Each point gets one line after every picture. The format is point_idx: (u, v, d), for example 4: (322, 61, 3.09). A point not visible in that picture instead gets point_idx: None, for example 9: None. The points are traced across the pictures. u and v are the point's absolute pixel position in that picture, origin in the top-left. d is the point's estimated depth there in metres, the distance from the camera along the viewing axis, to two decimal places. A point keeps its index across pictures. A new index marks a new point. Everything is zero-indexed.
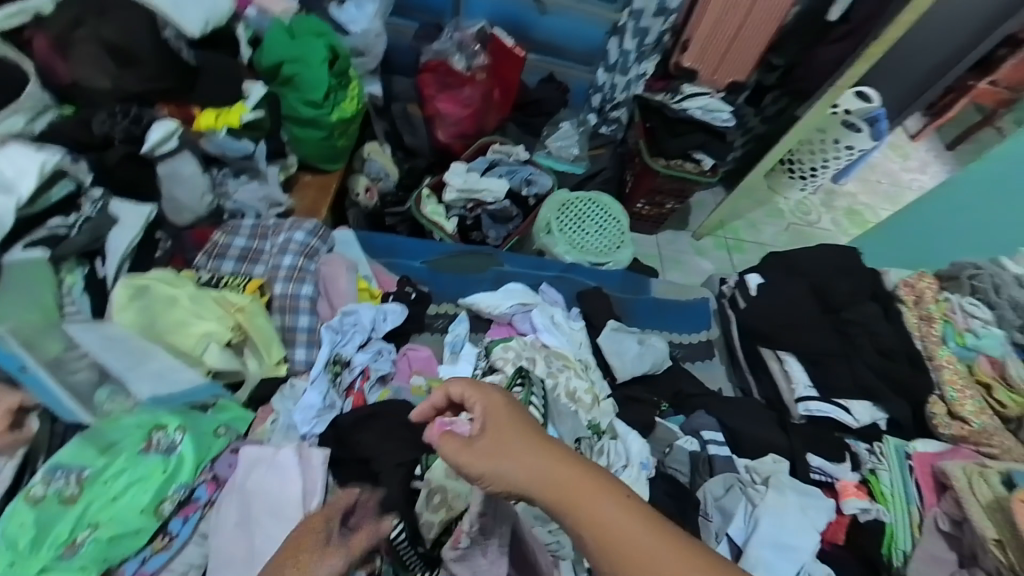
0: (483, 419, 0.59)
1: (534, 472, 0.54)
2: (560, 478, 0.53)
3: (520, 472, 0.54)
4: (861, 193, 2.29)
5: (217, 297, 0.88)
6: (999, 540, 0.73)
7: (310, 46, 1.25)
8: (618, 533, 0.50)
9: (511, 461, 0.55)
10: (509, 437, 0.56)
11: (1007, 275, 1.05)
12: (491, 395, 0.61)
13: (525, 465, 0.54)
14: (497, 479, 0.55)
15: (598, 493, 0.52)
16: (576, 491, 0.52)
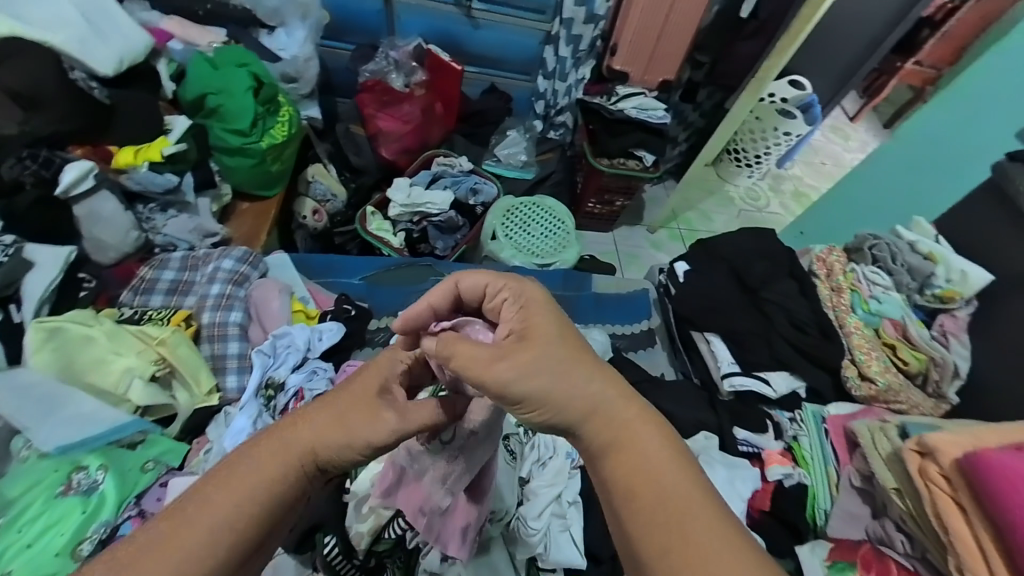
0: (519, 318, 0.54)
1: (579, 385, 0.50)
2: (611, 409, 0.51)
3: (557, 384, 0.49)
4: (807, 175, 2.44)
5: (137, 332, 0.88)
6: (898, 489, 0.78)
7: (233, 76, 1.26)
8: (646, 473, 0.48)
9: (552, 363, 0.50)
10: (547, 337, 0.51)
11: (902, 243, 1.14)
12: (531, 292, 0.56)
13: (572, 375, 0.50)
14: (533, 383, 0.49)
15: (640, 421, 0.51)
16: (617, 414, 0.51)
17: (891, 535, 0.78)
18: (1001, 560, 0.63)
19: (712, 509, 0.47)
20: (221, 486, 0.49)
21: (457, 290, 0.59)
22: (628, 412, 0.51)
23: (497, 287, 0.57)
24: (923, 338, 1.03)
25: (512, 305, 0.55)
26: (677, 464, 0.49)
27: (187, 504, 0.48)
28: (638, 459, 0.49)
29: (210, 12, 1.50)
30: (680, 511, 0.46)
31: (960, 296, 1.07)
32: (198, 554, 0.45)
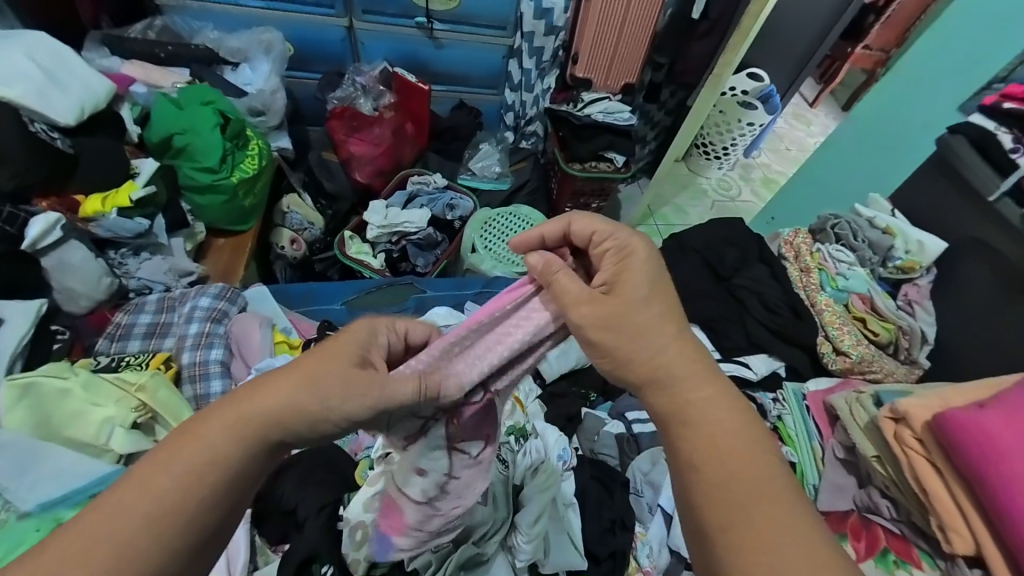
0: (621, 265, 0.57)
1: (658, 339, 0.54)
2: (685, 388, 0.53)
3: (636, 343, 0.54)
4: (774, 162, 2.52)
5: (114, 380, 0.86)
6: (878, 457, 0.81)
7: (197, 115, 1.27)
8: (716, 460, 0.50)
9: (639, 312, 0.54)
10: (635, 285, 0.55)
11: (861, 219, 1.19)
12: (635, 245, 0.58)
13: (653, 333, 0.54)
14: (611, 327, 0.54)
15: (714, 404, 0.53)
16: (691, 391, 0.53)
17: (877, 502, 0.82)
18: (974, 511, 0.68)
19: (778, 498, 0.48)
20: (182, 452, 0.49)
21: (569, 230, 0.61)
22: (703, 395, 0.53)
23: (602, 235, 0.60)
24: (890, 308, 1.07)
25: (612, 254, 0.58)
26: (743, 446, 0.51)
27: (152, 462, 0.49)
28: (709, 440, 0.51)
29: (172, 53, 1.50)
30: (746, 493, 0.48)
31: (920, 266, 1.12)
32: (165, 513, 0.47)
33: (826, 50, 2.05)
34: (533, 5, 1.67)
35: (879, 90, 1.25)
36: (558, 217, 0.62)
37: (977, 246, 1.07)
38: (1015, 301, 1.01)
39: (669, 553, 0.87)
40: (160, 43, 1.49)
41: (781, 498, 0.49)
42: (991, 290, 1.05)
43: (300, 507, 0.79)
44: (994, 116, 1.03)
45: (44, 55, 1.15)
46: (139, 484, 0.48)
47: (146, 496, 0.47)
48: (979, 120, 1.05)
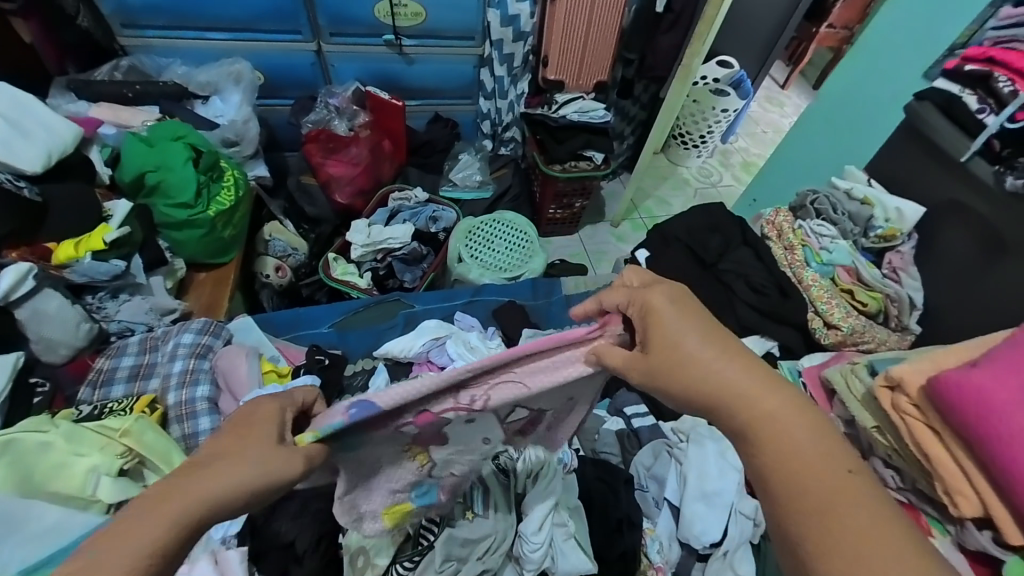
0: (653, 322, 0.55)
1: (716, 364, 0.51)
2: (752, 399, 0.49)
3: (690, 379, 0.52)
4: (751, 145, 2.54)
5: (96, 427, 0.84)
6: (878, 427, 0.80)
7: (168, 151, 1.26)
8: (799, 476, 0.45)
9: (693, 350, 0.53)
10: (676, 341, 0.53)
11: (839, 192, 1.19)
12: (655, 302, 0.56)
13: (714, 365, 0.52)
14: (668, 378, 0.53)
15: (782, 412, 0.48)
16: (759, 405, 0.49)
17: (882, 473, 0.82)
18: (977, 473, 0.67)
19: (873, 517, 0.42)
20: (199, 479, 0.46)
21: (601, 304, 0.61)
22: (771, 404, 0.49)
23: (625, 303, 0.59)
24: (876, 277, 1.07)
25: (638, 318, 0.57)
26: (823, 456, 0.45)
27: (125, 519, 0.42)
28: (788, 452, 0.46)
29: (140, 92, 1.49)
30: (839, 504, 0.43)
31: (900, 233, 1.12)
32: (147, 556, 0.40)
33: (791, 32, 2.09)
34: (500, 14, 1.69)
35: (844, 66, 1.27)
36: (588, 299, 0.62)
37: (954, 207, 1.07)
38: (997, 259, 1.01)
39: (679, 548, 0.86)
40: (128, 83, 1.49)
41: (890, 511, 0.42)
42: (971, 250, 1.05)
43: (297, 541, 0.77)
44: (958, 80, 1.02)
45: (11, 106, 1.14)
46: (148, 506, 0.43)
47: (160, 511, 0.43)
48: (943, 86, 1.05)
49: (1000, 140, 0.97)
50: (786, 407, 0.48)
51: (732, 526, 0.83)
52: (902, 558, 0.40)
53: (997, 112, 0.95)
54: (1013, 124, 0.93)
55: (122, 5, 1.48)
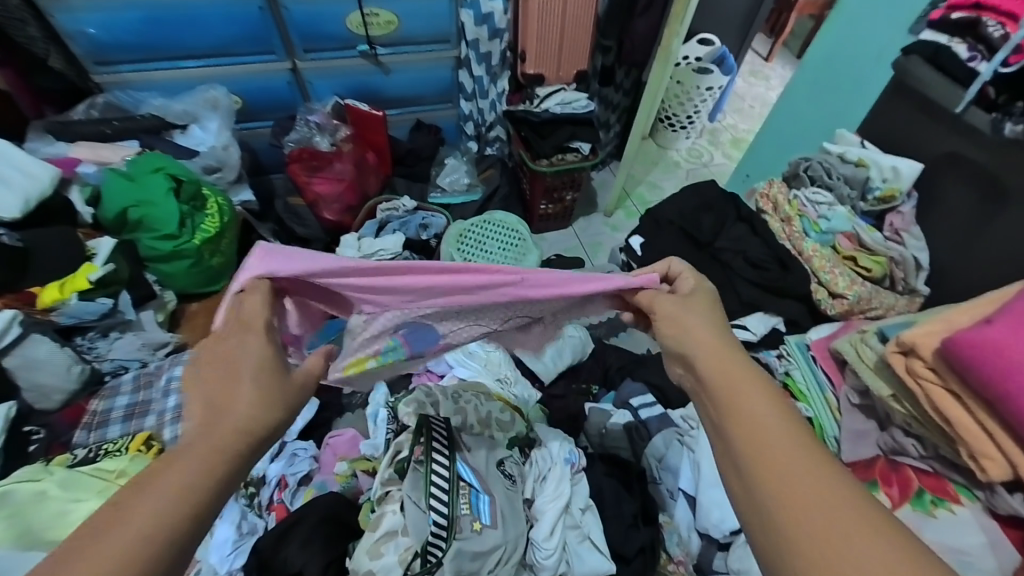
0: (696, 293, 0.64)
1: (710, 333, 0.56)
2: (727, 368, 0.51)
3: (686, 329, 0.58)
4: (740, 121, 2.50)
5: (93, 471, 0.82)
6: (894, 395, 0.77)
7: (149, 184, 1.24)
8: (771, 445, 0.43)
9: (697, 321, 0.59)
10: (699, 306, 0.61)
11: (832, 157, 1.14)
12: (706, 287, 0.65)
13: (709, 330, 0.57)
14: (675, 329, 0.59)
15: (755, 385, 0.49)
16: (734, 368, 0.51)
17: (903, 442, 0.78)
18: (1001, 432, 0.64)
19: (844, 495, 0.39)
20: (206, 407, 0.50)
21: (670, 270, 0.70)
22: (747, 376, 0.50)
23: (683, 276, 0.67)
24: (877, 241, 1.04)
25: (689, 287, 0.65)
26: (803, 442, 0.43)
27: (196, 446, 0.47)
28: (762, 424, 0.45)
29: (118, 127, 1.47)
30: (809, 478, 0.40)
31: (899, 193, 1.08)
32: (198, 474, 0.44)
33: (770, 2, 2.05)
34: (473, 14, 1.67)
35: (827, 31, 1.22)
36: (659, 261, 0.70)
37: (950, 160, 1.04)
38: (997, 208, 0.98)
39: (699, 537, 0.83)
40: (105, 120, 1.46)
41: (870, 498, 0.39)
42: (969, 203, 1.02)
43: (306, 569, 0.74)
44: (946, 29, 0.99)
45: None
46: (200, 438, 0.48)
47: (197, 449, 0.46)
48: (930, 36, 1.01)
49: (994, 88, 0.93)
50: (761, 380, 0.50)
51: None
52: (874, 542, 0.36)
53: (989, 59, 0.92)
54: (1006, 69, 0.89)
55: (93, 44, 1.46)
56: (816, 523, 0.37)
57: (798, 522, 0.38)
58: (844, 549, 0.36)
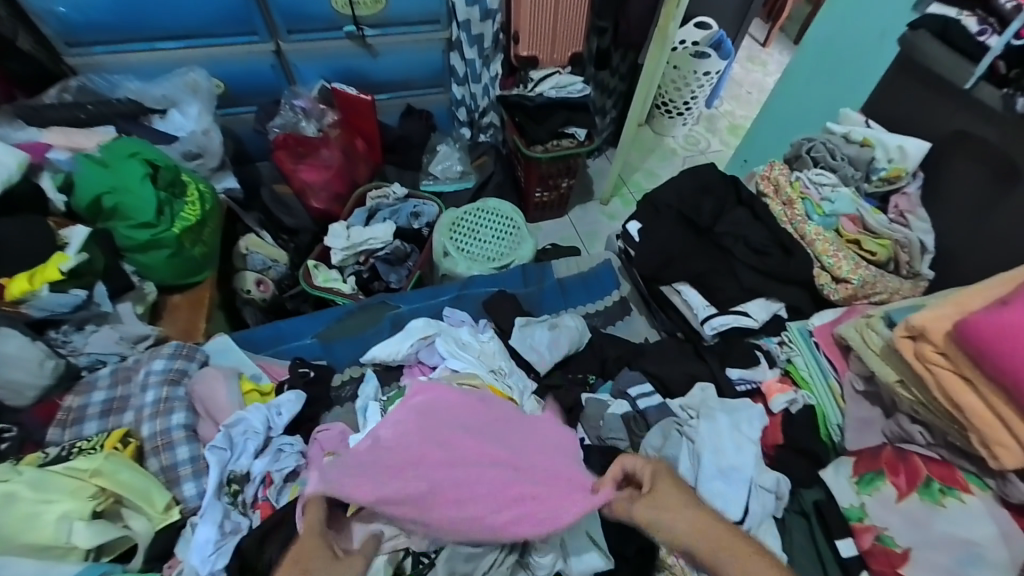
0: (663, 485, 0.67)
1: (692, 523, 0.64)
2: (715, 539, 0.62)
3: (673, 514, 0.65)
4: (737, 108, 2.46)
5: (64, 471, 0.77)
6: (902, 381, 0.75)
7: (125, 171, 1.18)
8: None
9: (679, 515, 0.64)
10: (667, 493, 0.66)
11: (835, 138, 1.11)
12: (662, 473, 0.69)
13: (688, 522, 0.64)
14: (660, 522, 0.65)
15: (745, 552, 0.61)
16: (725, 554, 0.61)
17: (910, 430, 0.76)
18: (1014, 419, 0.62)
19: None
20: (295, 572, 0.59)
21: (626, 469, 0.69)
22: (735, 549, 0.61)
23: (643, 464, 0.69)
24: (882, 223, 1.01)
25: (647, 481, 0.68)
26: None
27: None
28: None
29: (93, 112, 1.38)
30: None
31: (905, 172, 1.05)
32: None
33: None
34: None
35: (824, 14, 1.18)
36: (613, 465, 0.70)
37: (960, 139, 1.01)
38: (1008, 188, 0.96)
39: None
40: (79, 104, 1.38)
41: None
42: (981, 182, 0.99)
43: None
44: (953, 2, 0.97)
45: None
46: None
47: None
48: (938, 11, 0.97)
49: (1005, 62, 0.89)
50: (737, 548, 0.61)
51: (753, 501, 0.79)
52: None
53: (999, 33, 0.88)
54: (1019, 41, 0.86)
55: (64, 25, 1.39)
56: None
57: None
58: None
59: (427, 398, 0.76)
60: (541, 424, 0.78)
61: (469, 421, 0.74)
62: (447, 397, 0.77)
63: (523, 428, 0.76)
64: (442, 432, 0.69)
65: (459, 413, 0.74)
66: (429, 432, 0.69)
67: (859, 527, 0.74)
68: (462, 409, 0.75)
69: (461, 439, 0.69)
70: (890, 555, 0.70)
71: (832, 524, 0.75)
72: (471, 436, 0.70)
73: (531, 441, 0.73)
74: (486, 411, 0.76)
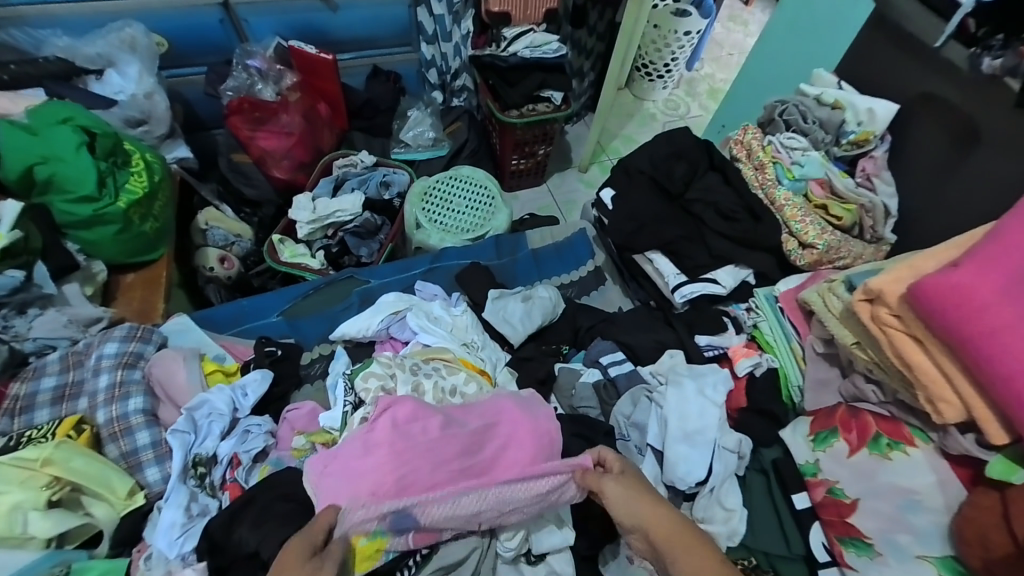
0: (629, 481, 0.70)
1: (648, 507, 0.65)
2: (665, 532, 0.63)
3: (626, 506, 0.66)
4: (717, 71, 2.39)
5: (12, 461, 0.73)
6: (858, 342, 0.78)
7: (56, 140, 1.07)
8: None
9: (636, 504, 0.66)
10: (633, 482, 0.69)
11: (808, 100, 1.10)
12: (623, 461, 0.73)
13: (642, 505, 0.66)
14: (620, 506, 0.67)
15: (689, 541, 0.61)
16: (665, 538, 0.62)
17: (864, 389, 0.79)
18: (960, 373, 0.65)
19: None
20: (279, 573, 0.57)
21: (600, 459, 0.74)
22: (685, 536, 0.61)
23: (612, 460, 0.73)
24: (849, 187, 1.02)
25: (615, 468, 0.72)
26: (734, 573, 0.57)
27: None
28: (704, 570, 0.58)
29: (17, 73, 1.24)
30: None
31: (873, 135, 1.05)
32: None
33: None
34: None
35: None
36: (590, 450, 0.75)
37: (927, 101, 1.01)
38: (969, 150, 0.97)
39: (665, 491, 0.85)
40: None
41: None
42: (941, 146, 1.01)
43: (261, 548, 0.71)
44: None
45: None
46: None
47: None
48: None
49: (976, 19, 0.91)
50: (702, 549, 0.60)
51: (716, 462, 0.83)
52: None
53: None
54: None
55: None
56: None
57: None
58: None
59: (398, 427, 0.75)
60: (520, 441, 0.78)
61: (446, 451, 0.74)
62: (420, 422, 0.76)
63: (500, 450, 0.77)
64: (419, 472, 0.71)
65: (434, 442, 0.74)
66: (405, 460, 0.71)
67: (813, 481, 0.78)
68: (436, 431, 0.76)
69: (437, 460, 0.73)
70: (840, 506, 0.75)
71: (788, 480, 0.80)
72: (448, 473, 0.72)
73: (506, 464, 0.76)
74: (459, 434, 0.77)
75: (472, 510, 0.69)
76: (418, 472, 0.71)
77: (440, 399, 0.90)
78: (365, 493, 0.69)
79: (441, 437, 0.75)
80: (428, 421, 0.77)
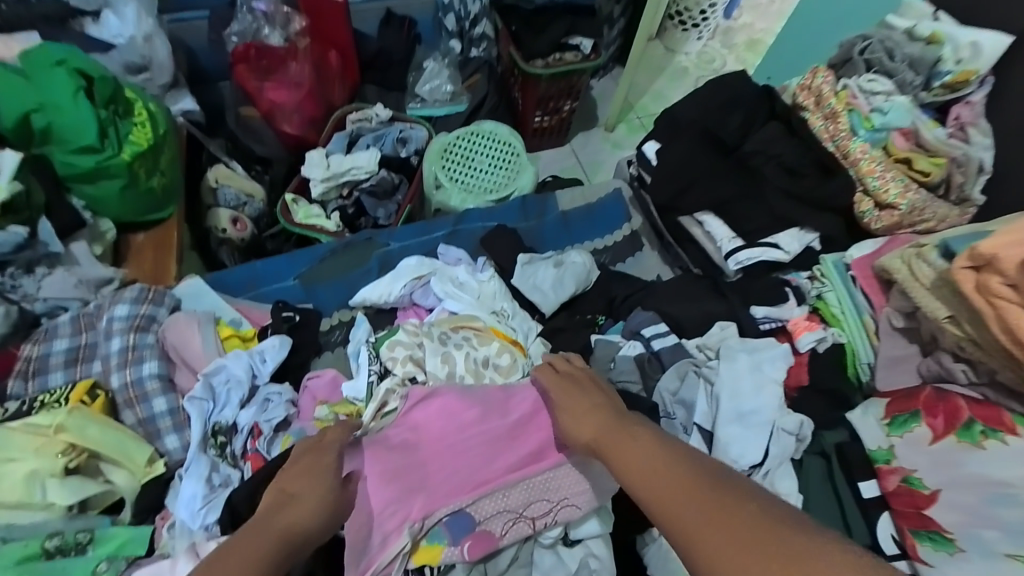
0: (569, 391, 0.69)
1: (581, 412, 0.65)
2: (596, 435, 0.61)
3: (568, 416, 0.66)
4: (757, 19, 2.14)
5: (26, 426, 0.72)
6: (952, 317, 0.69)
7: (53, 85, 0.98)
8: (643, 461, 0.53)
9: (568, 411, 0.66)
10: (570, 391, 0.68)
11: (896, 34, 0.94)
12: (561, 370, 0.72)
13: (576, 411, 0.65)
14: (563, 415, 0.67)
15: (617, 433, 0.59)
16: (595, 437, 0.60)
17: (952, 368, 0.71)
18: None
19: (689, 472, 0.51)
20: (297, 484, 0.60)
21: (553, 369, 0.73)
22: (613, 431, 0.59)
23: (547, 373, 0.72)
24: (939, 138, 0.88)
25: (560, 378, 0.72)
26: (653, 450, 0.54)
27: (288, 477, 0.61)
28: (629, 451, 0.55)
29: (8, 14, 1.13)
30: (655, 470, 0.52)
31: (975, 75, 0.90)
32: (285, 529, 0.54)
33: None
34: None
35: None
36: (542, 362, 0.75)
37: None
38: None
39: None
40: None
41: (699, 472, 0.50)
42: None
43: None
44: None
45: None
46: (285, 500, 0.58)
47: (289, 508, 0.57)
48: None
49: None
50: (637, 436, 0.57)
51: (773, 444, 0.76)
52: (699, 505, 0.47)
53: None
54: None
55: None
56: (658, 495, 0.50)
57: (659, 504, 0.49)
58: (687, 504, 0.47)
59: (430, 422, 0.74)
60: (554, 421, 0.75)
61: (480, 444, 0.72)
62: (456, 416, 0.74)
63: (544, 439, 0.73)
64: (458, 468, 0.70)
65: (466, 437, 0.72)
66: (441, 454, 0.71)
67: (885, 468, 0.71)
68: (468, 422, 0.73)
69: (473, 454, 0.71)
70: (916, 496, 0.68)
71: (855, 466, 0.73)
72: (487, 466, 0.70)
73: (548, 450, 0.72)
74: (493, 427, 0.73)
75: (523, 502, 0.68)
76: (457, 469, 0.70)
77: (472, 371, 0.84)
78: (405, 489, 0.67)
79: (473, 429, 0.73)
80: (456, 412, 0.74)
